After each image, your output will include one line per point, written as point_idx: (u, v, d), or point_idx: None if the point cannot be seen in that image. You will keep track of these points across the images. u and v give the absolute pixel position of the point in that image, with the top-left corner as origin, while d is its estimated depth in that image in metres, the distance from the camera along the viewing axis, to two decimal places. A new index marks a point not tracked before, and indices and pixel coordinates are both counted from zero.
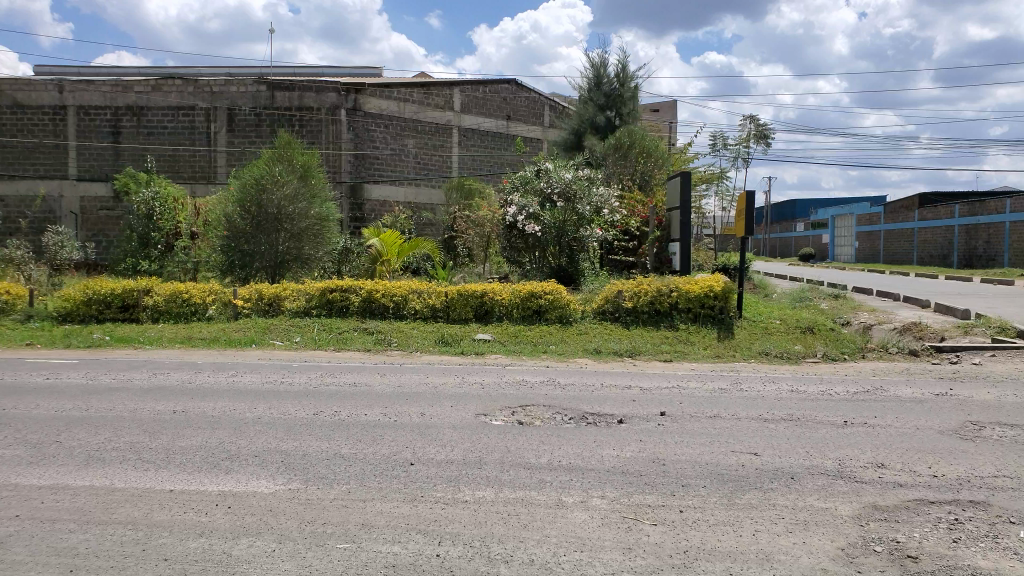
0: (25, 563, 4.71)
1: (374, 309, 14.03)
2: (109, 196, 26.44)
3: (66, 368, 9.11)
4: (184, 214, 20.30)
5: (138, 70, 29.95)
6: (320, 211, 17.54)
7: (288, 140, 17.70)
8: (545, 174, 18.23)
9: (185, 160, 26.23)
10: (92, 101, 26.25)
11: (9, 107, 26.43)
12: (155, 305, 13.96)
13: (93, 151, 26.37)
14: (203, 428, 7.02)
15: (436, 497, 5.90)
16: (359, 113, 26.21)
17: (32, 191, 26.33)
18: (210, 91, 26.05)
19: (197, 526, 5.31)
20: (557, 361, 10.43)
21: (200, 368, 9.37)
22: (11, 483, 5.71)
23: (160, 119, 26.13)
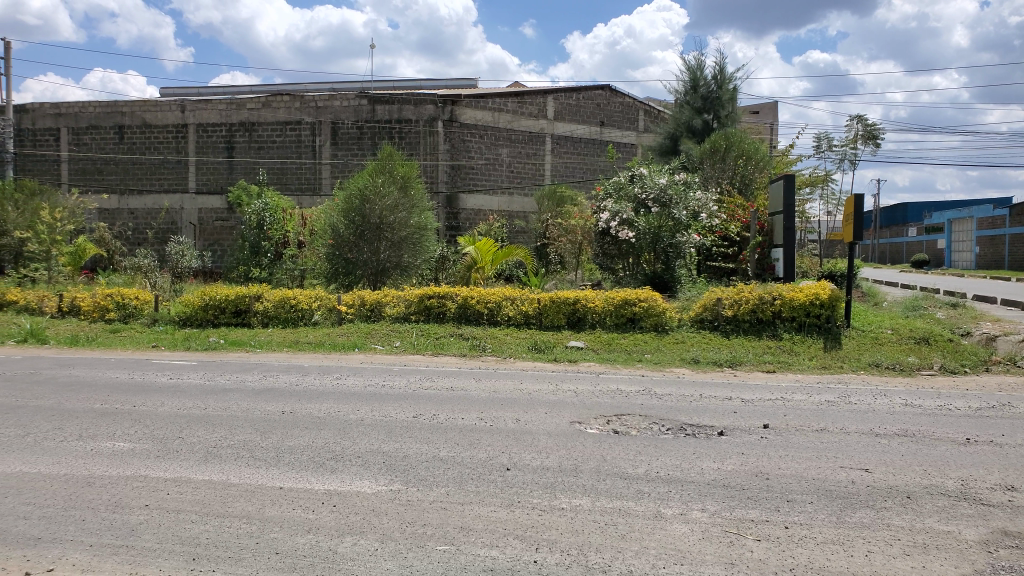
0: (154, 550, 5.05)
1: (469, 316, 14.23)
2: (223, 208, 28.14)
3: (188, 368, 9.73)
4: (291, 224, 21.29)
5: (250, 89, 31.71)
6: (419, 220, 17.93)
7: (389, 152, 18.29)
8: (639, 180, 18.12)
9: (293, 173, 27.56)
10: (210, 119, 28.05)
11: (138, 127, 28.70)
12: (265, 311, 14.69)
13: (210, 166, 28.16)
14: (309, 428, 7.31)
15: (533, 503, 5.91)
16: (455, 124, 26.63)
17: (157, 205, 28.46)
18: (315, 106, 27.18)
19: (305, 523, 5.53)
20: (649, 370, 10.24)
21: (307, 370, 9.81)
22: (141, 474, 6.15)
23: (270, 134, 27.59)
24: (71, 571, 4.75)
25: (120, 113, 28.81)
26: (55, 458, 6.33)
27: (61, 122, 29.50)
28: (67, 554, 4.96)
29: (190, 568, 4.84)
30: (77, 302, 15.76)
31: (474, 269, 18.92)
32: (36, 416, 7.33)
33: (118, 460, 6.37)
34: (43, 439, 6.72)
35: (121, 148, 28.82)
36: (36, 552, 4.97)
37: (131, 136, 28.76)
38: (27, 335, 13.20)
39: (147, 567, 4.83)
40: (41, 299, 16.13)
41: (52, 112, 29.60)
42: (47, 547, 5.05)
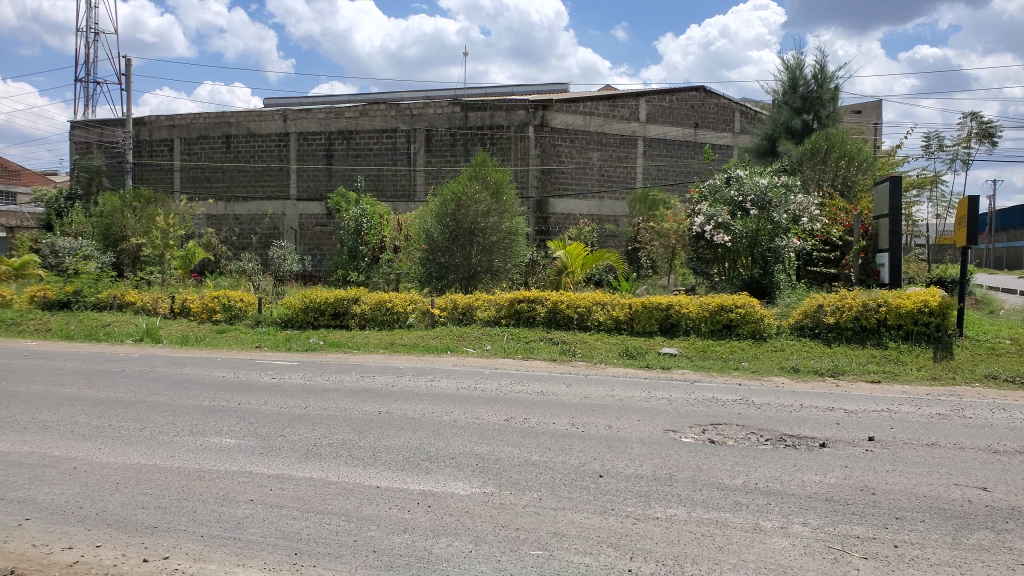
0: (258, 544, 5.23)
1: (559, 320, 14.22)
2: (322, 213, 29.21)
3: (290, 368, 10.09)
4: (388, 229, 21.68)
5: (348, 97, 32.61)
6: (510, 225, 18.05)
7: (483, 158, 18.48)
8: (735, 182, 17.72)
9: (389, 179, 28.36)
10: (310, 128, 29.17)
11: (244, 136, 30.24)
12: (362, 313, 15.12)
13: (310, 173, 29.32)
14: (405, 428, 7.45)
15: (627, 511, 5.82)
16: (546, 129, 26.79)
17: (262, 211, 30.07)
18: (410, 113, 27.85)
19: (402, 522, 5.62)
20: (745, 379, 9.97)
21: (403, 371, 10.01)
22: (246, 470, 6.40)
23: (367, 141, 28.43)
24: (185, 560, 4.99)
25: (228, 123, 30.45)
26: (169, 451, 6.66)
27: (173, 133, 31.37)
28: (181, 543, 5.21)
29: (293, 562, 4.99)
30: (188, 304, 16.60)
31: (565, 274, 18.76)
32: (154, 410, 7.76)
33: (225, 456, 6.65)
34: (159, 433, 7.09)
35: (228, 156, 30.48)
36: (152, 540, 5.23)
37: (236, 145, 30.37)
38: (143, 334, 14.04)
39: (253, 559, 5.02)
40: (155, 300, 17.05)
41: (166, 123, 31.47)
42: (163, 535, 5.31)
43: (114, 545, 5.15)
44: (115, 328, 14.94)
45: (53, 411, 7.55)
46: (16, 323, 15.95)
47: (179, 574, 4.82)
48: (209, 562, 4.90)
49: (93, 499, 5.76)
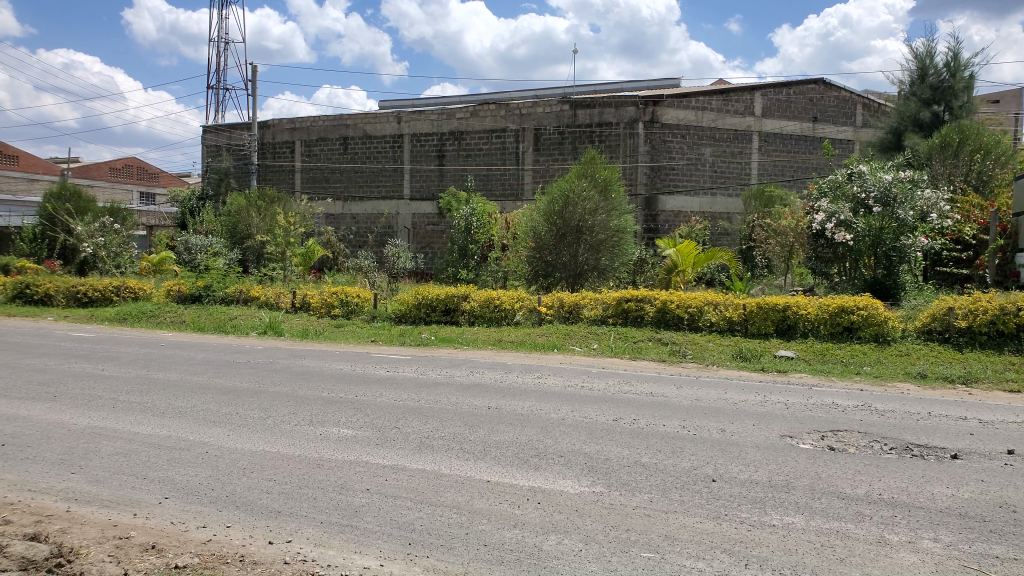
0: (374, 532, 5.40)
1: (668, 320, 14.01)
2: (434, 213, 29.93)
3: (403, 362, 10.40)
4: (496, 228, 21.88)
5: (459, 98, 33.22)
6: (618, 223, 17.77)
7: (592, 156, 18.41)
8: (858, 178, 16.87)
9: (497, 179, 28.75)
10: (423, 130, 30.04)
11: (361, 138, 31.52)
12: (472, 310, 15.38)
13: (423, 173, 30.23)
14: (514, 424, 7.52)
15: (741, 517, 5.65)
16: (656, 125, 26.17)
17: (378, 210, 31.21)
18: (520, 113, 28.11)
19: (512, 518, 5.67)
20: (869, 385, 9.48)
21: (511, 368, 10.10)
22: (363, 460, 6.62)
23: (478, 142, 28.98)
24: (306, 544, 5.21)
25: (345, 126, 31.83)
26: (291, 440, 6.98)
27: (295, 135, 33.14)
28: (303, 528, 5.44)
29: (407, 552, 5.11)
30: (308, 299, 17.34)
31: (675, 272, 18.29)
32: (277, 400, 8.16)
33: (343, 445, 6.91)
34: (282, 422, 7.44)
35: (345, 157, 31.90)
36: (276, 524, 5.49)
37: (354, 146, 31.71)
38: (267, 327, 14.80)
39: (370, 547, 5.18)
40: (277, 295, 17.91)
41: (288, 126, 33.28)
42: (286, 520, 5.56)
43: (242, 526, 5.44)
44: (240, 321, 15.85)
45: (187, 398, 8.07)
46: (155, 316, 17.14)
47: (302, 556, 5.04)
48: (329, 547, 5.09)
49: (224, 482, 6.10)
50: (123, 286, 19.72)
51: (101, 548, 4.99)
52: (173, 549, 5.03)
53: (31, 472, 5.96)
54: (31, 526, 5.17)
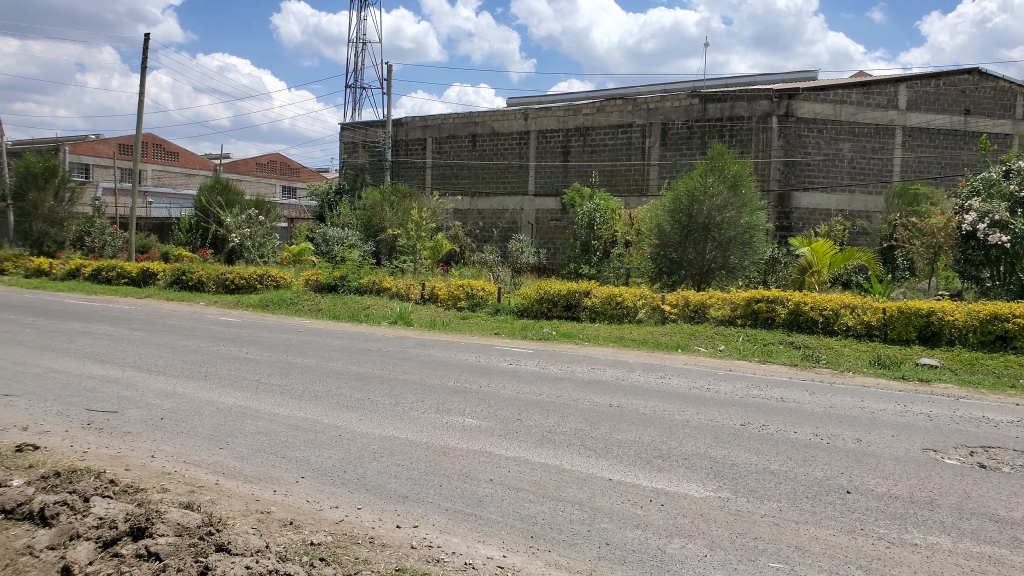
0: (497, 523, 5.47)
1: (802, 323, 13.39)
2: (558, 209, 30.35)
3: (526, 356, 10.52)
4: (619, 224, 21.67)
5: (586, 94, 33.22)
6: (749, 220, 17.03)
7: (720, 150, 17.75)
8: (1015, 176, 15.97)
9: (622, 175, 28.69)
10: (550, 126, 30.53)
11: (489, 135, 32.29)
12: (593, 306, 15.39)
13: (548, 170, 30.66)
14: (636, 424, 7.44)
15: (879, 533, 5.32)
16: (792, 119, 25.24)
17: (502, 207, 31.86)
18: (647, 108, 27.92)
19: (635, 518, 5.59)
20: (1023, 399, 8.72)
21: (633, 367, 9.99)
22: (486, 450, 6.72)
23: (603, 138, 29.14)
24: (432, 530, 5.32)
25: (474, 123, 32.68)
26: (419, 427, 7.19)
27: (427, 133, 34.25)
28: (428, 515, 5.57)
29: (529, 545, 5.14)
30: (436, 291, 17.72)
31: (810, 273, 17.48)
32: (405, 387, 8.43)
33: (468, 435, 7.03)
34: (410, 409, 7.68)
35: (473, 155, 32.72)
36: (403, 509, 5.65)
37: (481, 144, 32.49)
38: (398, 317, 15.43)
39: (493, 538, 5.24)
40: (407, 286, 18.38)
41: (421, 124, 34.48)
42: (412, 505, 5.72)
43: (372, 509, 5.63)
44: (373, 310, 16.54)
45: (322, 382, 8.49)
46: (294, 303, 18.04)
47: (427, 541, 5.17)
48: (454, 535, 5.19)
49: (355, 465, 6.34)
50: (267, 274, 20.75)
51: (245, 520, 5.28)
52: (310, 527, 5.27)
53: (186, 445, 6.41)
54: (185, 494, 5.54)
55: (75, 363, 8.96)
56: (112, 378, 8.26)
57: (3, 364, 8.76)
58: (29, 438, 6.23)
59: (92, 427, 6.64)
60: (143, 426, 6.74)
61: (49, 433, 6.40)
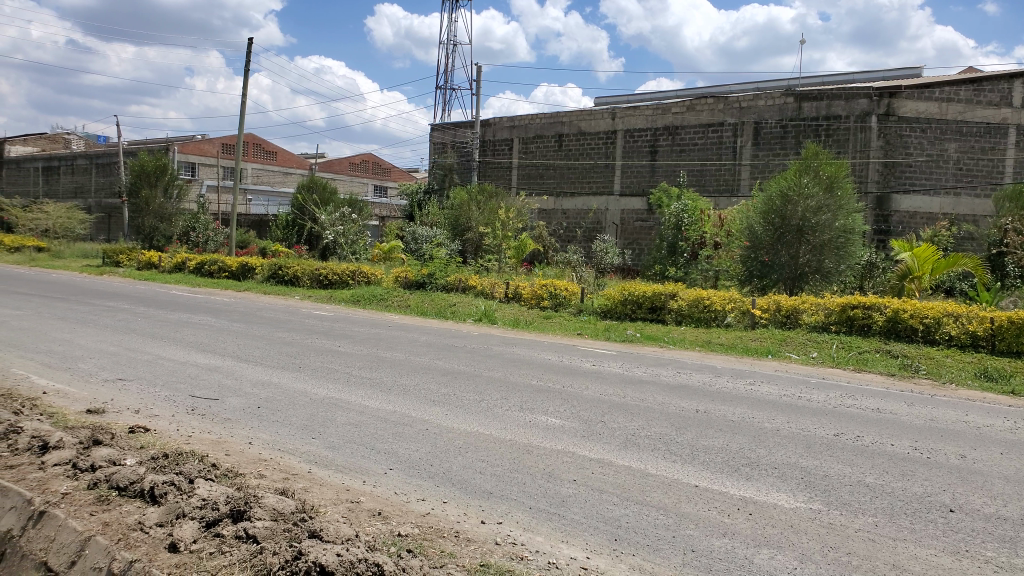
0: (581, 523, 5.44)
1: (900, 331, 12.84)
2: (644, 209, 30.03)
3: (609, 357, 10.46)
4: (708, 225, 21.20)
5: (673, 95, 32.71)
6: (845, 222, 16.34)
7: (815, 151, 17.18)
8: None
9: (712, 174, 28.13)
10: (637, 125, 30.29)
11: (575, 135, 32.38)
12: (679, 309, 15.15)
13: (635, 169, 30.39)
14: (723, 431, 7.29)
15: (986, 556, 4.98)
16: (892, 118, 24.32)
17: (587, 206, 31.87)
18: (739, 106, 27.46)
19: (722, 526, 5.45)
20: None
21: (721, 372, 9.79)
22: (570, 450, 6.71)
23: (693, 137, 28.67)
24: (516, 528, 5.34)
25: (562, 123, 32.85)
26: (502, 424, 7.26)
27: (514, 133, 34.54)
28: (512, 512, 5.59)
29: (614, 548, 5.08)
30: (520, 290, 17.81)
31: (909, 279, 16.50)
32: (489, 385, 8.52)
33: (551, 434, 7.06)
34: (494, 406, 7.76)
35: (559, 154, 32.91)
36: (488, 505, 5.69)
37: (569, 143, 32.61)
38: (481, 315, 15.63)
39: (577, 538, 5.21)
40: (492, 285, 18.54)
41: (508, 125, 34.76)
42: (497, 502, 5.75)
43: (457, 504, 5.69)
44: (458, 307, 16.75)
45: (410, 377, 8.69)
46: (383, 299, 18.42)
47: (511, 538, 5.19)
48: (537, 533, 5.19)
49: (441, 459, 6.44)
50: (358, 271, 21.35)
51: (336, 508, 5.44)
52: (397, 517, 5.37)
53: (281, 433, 6.66)
54: (280, 481, 5.75)
55: (181, 351, 9.45)
56: (214, 367, 8.68)
57: (118, 350, 9.35)
58: (140, 421, 6.60)
59: (196, 412, 6.98)
60: (241, 413, 7.04)
61: (158, 417, 6.77)
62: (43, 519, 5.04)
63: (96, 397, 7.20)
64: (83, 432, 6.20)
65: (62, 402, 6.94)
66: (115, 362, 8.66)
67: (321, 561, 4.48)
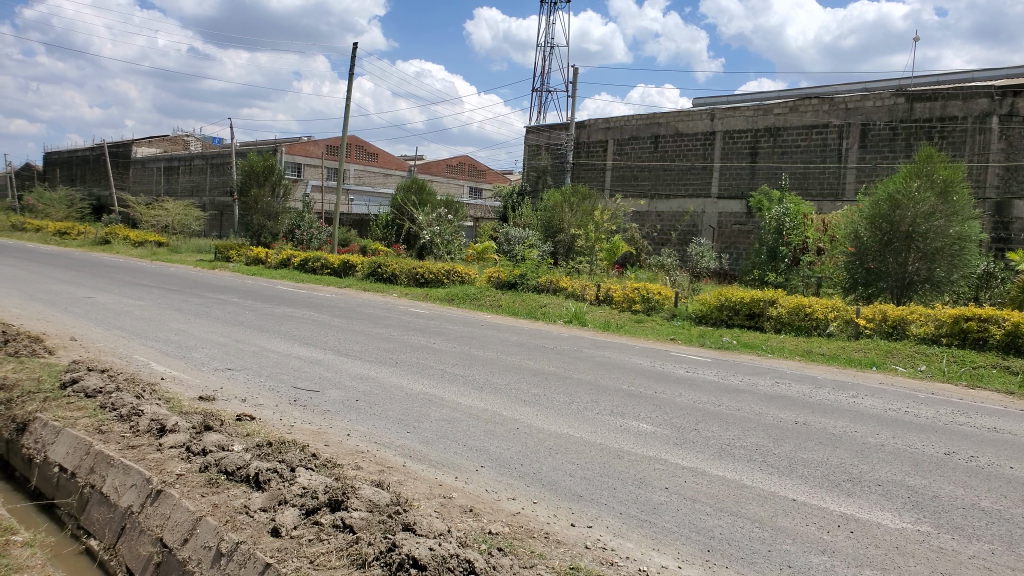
0: (672, 532, 5.33)
1: (1021, 347, 11.99)
2: (743, 212, 29.30)
3: (704, 364, 10.23)
4: (811, 230, 20.43)
5: (779, 94, 31.75)
6: (960, 230, 15.41)
7: (929, 153, 16.31)
8: None
9: (815, 178, 27.44)
10: (737, 126, 29.70)
11: (672, 135, 31.97)
12: (778, 316, 14.70)
13: (733, 171, 29.80)
14: (823, 444, 7.02)
15: None
16: (1016, 119, 22.59)
17: (682, 208, 31.43)
18: (845, 108, 26.64)
19: (820, 543, 5.21)
20: None
21: (821, 383, 9.40)
22: (662, 458, 6.62)
23: (795, 139, 27.94)
24: (606, 532, 5.29)
25: (658, 123, 32.53)
26: (594, 427, 7.23)
27: (608, 135, 34.46)
28: (602, 516, 5.54)
29: (706, 559, 4.95)
30: (611, 293, 17.73)
31: None
32: (579, 387, 8.50)
33: (643, 440, 6.98)
34: (585, 409, 7.74)
35: (654, 155, 32.55)
36: (578, 508, 5.66)
37: (664, 144, 32.21)
38: (572, 316, 15.69)
39: (669, 547, 5.10)
40: (583, 287, 18.50)
41: (603, 126, 34.73)
42: (587, 506, 5.71)
43: (548, 505, 5.68)
44: (550, 308, 16.84)
45: (502, 376, 8.76)
46: (477, 298, 18.68)
47: (602, 543, 5.13)
48: (628, 539, 5.11)
49: (532, 459, 6.46)
50: (453, 270, 21.71)
51: (429, 502, 5.52)
52: (489, 515, 5.41)
53: (377, 427, 6.84)
54: (376, 473, 5.90)
55: (286, 344, 9.87)
56: (315, 360, 9.00)
57: (228, 341, 9.84)
58: (247, 409, 6.94)
59: (298, 403, 7.28)
60: (340, 405, 7.28)
61: (262, 407, 7.09)
62: (158, 497, 5.28)
63: (207, 384, 7.61)
64: (196, 417, 6.57)
65: (178, 388, 7.37)
66: (225, 352, 9.10)
67: (414, 554, 4.47)
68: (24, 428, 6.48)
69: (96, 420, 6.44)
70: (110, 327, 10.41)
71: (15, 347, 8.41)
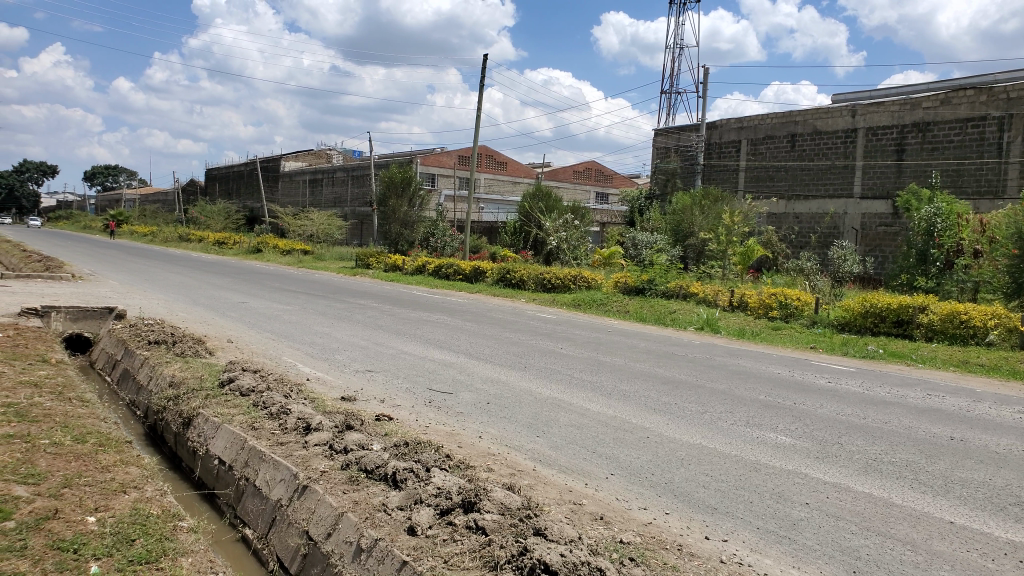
0: (814, 550, 5.04)
1: None
2: (888, 213, 27.63)
3: (846, 374, 9.71)
4: (966, 231, 18.85)
5: (928, 85, 29.67)
6: None
7: None
8: None
9: (971, 174, 25.58)
10: (882, 122, 28.17)
11: (810, 134, 30.70)
12: (930, 323, 13.77)
13: (878, 170, 28.25)
14: (984, 463, 6.50)
15: None
16: None
17: (823, 210, 29.95)
18: (1007, 97, 24.56)
19: (984, 570, 4.76)
20: None
21: (980, 397, 8.67)
22: (802, 472, 6.32)
23: (948, 133, 26.15)
24: (743, 548, 5.08)
25: (795, 122, 31.35)
26: (728, 438, 7.03)
27: (742, 135, 33.42)
28: (738, 531, 5.33)
29: None
30: (746, 299, 17.20)
31: None
32: (712, 396, 8.29)
33: (781, 453, 6.70)
34: (718, 419, 7.53)
35: (792, 155, 31.31)
36: (712, 520, 5.48)
37: (802, 143, 30.95)
38: (704, 324, 15.31)
39: (810, 565, 4.84)
40: (715, 293, 18.00)
41: (736, 126, 33.74)
42: (722, 518, 5.52)
43: (681, 516, 5.53)
44: (679, 315, 16.47)
45: (631, 383, 8.68)
46: (604, 304, 18.60)
47: (739, 558, 4.93)
48: (767, 556, 4.88)
49: (663, 469, 6.35)
50: (579, 276, 21.74)
51: (559, 508, 5.51)
52: (620, 523, 5.33)
53: (507, 430, 6.97)
54: (508, 476, 5.97)
55: (420, 347, 10.21)
56: (448, 363, 9.26)
57: (367, 344, 10.30)
58: (385, 410, 7.23)
59: (432, 405, 7.52)
60: (472, 408, 7.47)
61: (399, 408, 7.37)
62: (305, 492, 5.57)
63: (349, 385, 7.99)
64: (338, 417, 6.91)
65: (323, 389, 7.79)
66: (364, 354, 9.56)
67: (546, 559, 4.45)
68: (189, 422, 7.05)
69: (250, 417, 6.90)
70: (261, 330, 11.17)
71: (181, 348, 9.19)
